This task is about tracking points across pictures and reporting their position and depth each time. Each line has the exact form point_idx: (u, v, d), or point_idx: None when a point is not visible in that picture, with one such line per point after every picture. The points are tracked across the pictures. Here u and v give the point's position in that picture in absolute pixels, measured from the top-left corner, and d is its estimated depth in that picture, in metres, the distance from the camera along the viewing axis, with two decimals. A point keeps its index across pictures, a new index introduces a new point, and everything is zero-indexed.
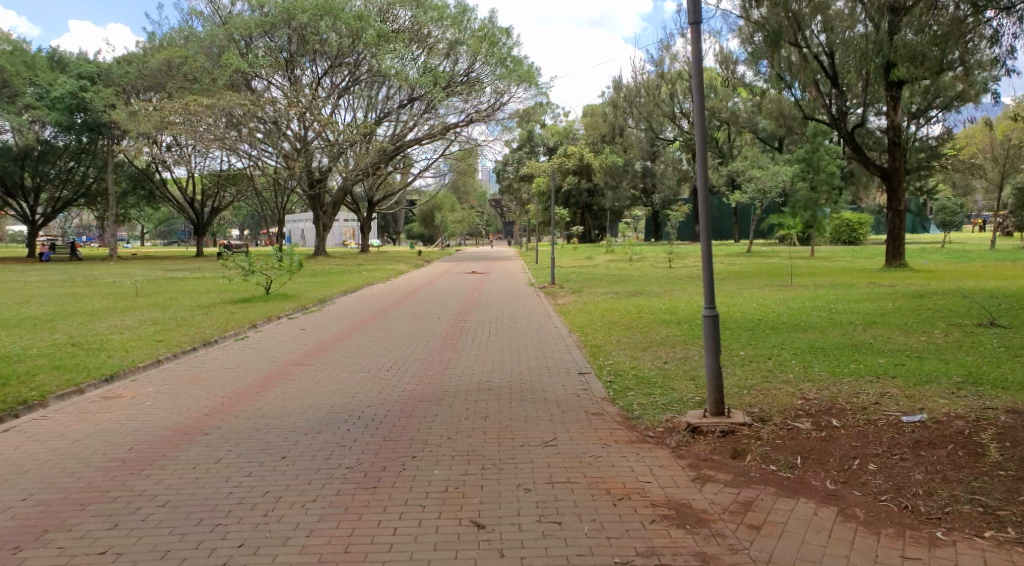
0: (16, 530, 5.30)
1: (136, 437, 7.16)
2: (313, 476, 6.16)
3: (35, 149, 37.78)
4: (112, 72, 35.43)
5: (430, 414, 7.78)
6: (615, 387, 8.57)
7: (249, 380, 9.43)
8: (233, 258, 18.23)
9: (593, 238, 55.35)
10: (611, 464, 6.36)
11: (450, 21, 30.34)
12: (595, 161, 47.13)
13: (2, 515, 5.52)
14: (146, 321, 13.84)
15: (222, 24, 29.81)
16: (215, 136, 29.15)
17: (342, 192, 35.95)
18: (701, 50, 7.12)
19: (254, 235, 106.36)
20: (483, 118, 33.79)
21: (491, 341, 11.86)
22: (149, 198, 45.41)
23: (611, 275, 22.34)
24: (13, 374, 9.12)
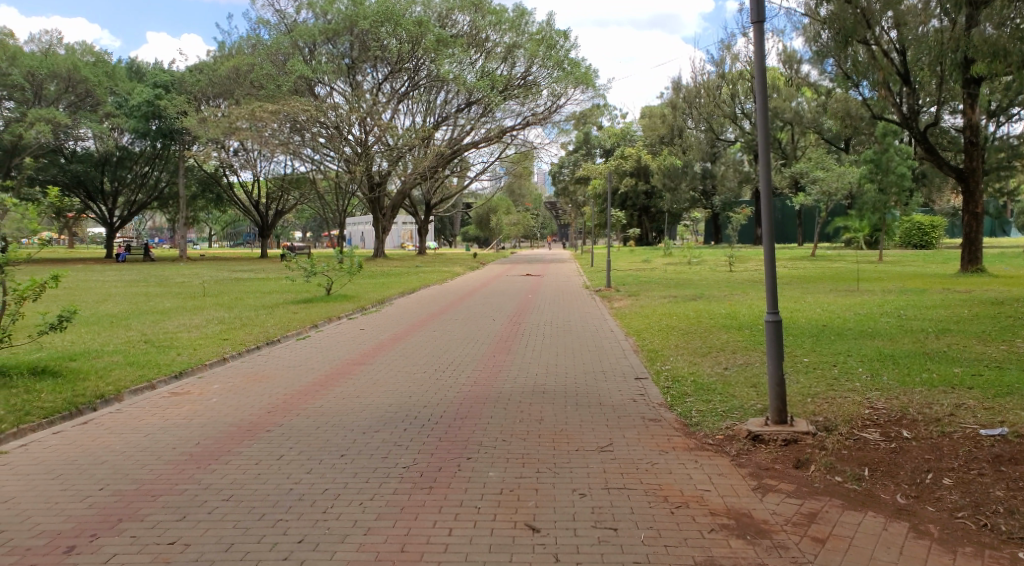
0: (93, 518, 5.46)
1: (202, 433, 7.31)
2: (370, 475, 6.19)
3: (114, 155, 39.43)
4: (185, 81, 36.60)
5: (486, 415, 7.77)
6: (673, 393, 8.42)
7: (311, 378, 9.56)
8: (296, 259, 18.58)
9: (651, 241, 54.94)
10: (669, 471, 6.23)
11: (508, 25, 30.60)
12: (653, 163, 46.68)
13: (80, 504, 5.68)
14: (214, 320, 14.19)
15: (288, 32, 30.68)
16: (280, 140, 29.79)
17: (400, 197, 36.24)
18: (765, 48, 6.93)
19: (315, 236, 108.70)
20: (539, 121, 33.66)
21: (546, 344, 11.79)
22: (217, 202, 46.74)
23: (670, 279, 22.04)
24: (91, 369, 9.44)
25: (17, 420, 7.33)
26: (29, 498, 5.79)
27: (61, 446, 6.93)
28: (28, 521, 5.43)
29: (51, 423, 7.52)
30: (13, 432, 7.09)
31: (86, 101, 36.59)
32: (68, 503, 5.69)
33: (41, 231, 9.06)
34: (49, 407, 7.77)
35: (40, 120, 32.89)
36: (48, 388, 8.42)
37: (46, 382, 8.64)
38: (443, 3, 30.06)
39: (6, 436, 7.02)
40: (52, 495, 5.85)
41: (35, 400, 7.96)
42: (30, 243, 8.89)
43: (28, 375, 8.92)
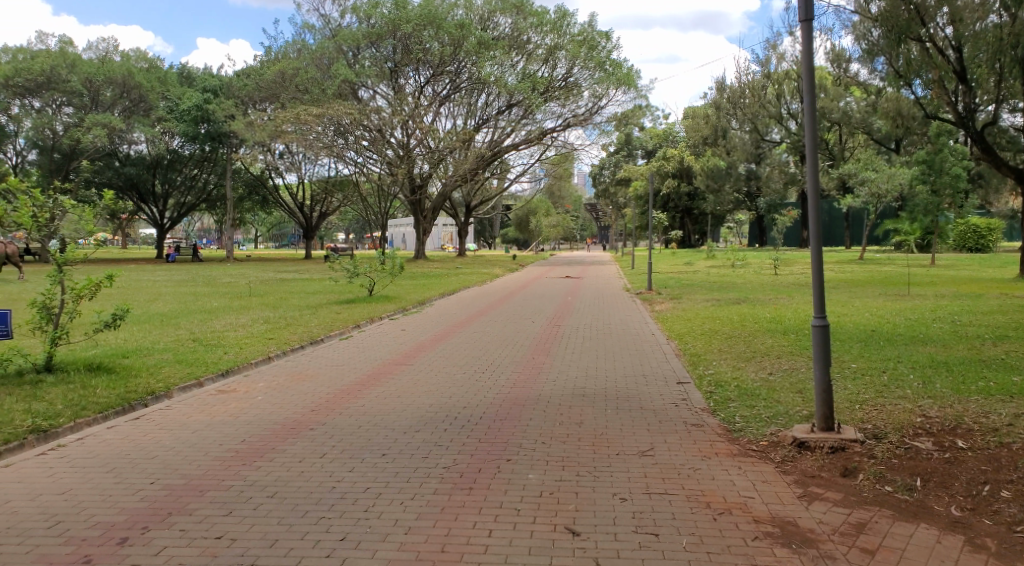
0: (145, 511, 5.56)
1: (247, 430, 7.40)
2: (411, 475, 6.20)
3: (165, 158, 40.46)
4: (232, 85, 37.23)
5: (526, 418, 7.74)
6: (715, 398, 8.30)
7: (353, 378, 9.64)
8: (339, 260, 18.77)
9: (693, 243, 54.42)
10: (711, 477, 6.13)
11: (549, 26, 30.50)
12: (695, 165, 46.20)
13: (132, 497, 5.79)
14: (260, 319, 14.39)
15: (333, 37, 31.22)
16: (324, 143, 30.11)
17: (441, 199, 36.38)
18: (813, 47, 6.79)
19: (358, 237, 109.98)
20: (580, 123, 33.63)
21: (587, 347, 11.72)
22: (263, 203, 47.49)
23: (713, 282, 21.80)
24: (142, 366, 9.64)
25: (72, 414, 7.51)
26: (85, 490, 5.92)
27: (114, 440, 7.08)
28: (82, 513, 5.54)
29: (105, 418, 7.70)
30: (70, 426, 7.27)
31: (140, 106, 37.73)
32: (120, 496, 5.81)
33: (97, 232, 9.31)
34: (103, 402, 7.95)
35: (96, 126, 34.14)
36: (102, 383, 8.62)
37: (100, 378, 8.85)
38: (484, 5, 30.17)
39: (62, 429, 7.20)
40: (105, 487, 5.98)
41: (90, 395, 8.15)
42: (87, 244, 9.09)
43: (83, 371, 9.15)
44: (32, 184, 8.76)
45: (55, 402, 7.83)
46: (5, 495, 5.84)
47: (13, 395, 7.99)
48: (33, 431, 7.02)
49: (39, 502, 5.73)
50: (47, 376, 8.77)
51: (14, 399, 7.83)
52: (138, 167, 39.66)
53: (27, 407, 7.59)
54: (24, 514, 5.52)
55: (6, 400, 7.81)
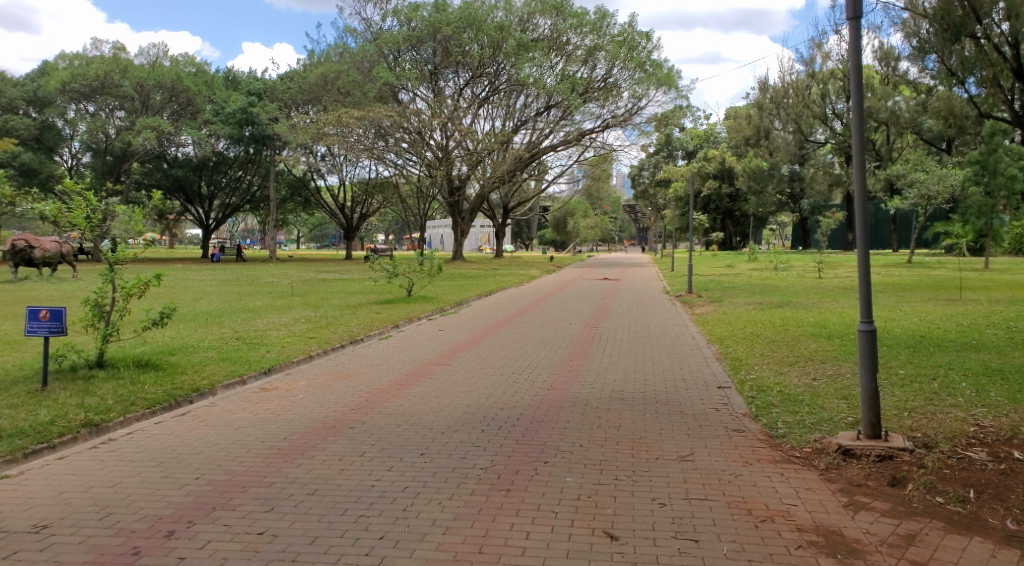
0: (190, 505, 5.62)
1: (289, 428, 7.46)
2: (449, 475, 6.19)
3: (210, 161, 40.76)
4: (276, 89, 37.46)
5: (563, 420, 7.69)
6: (758, 403, 8.14)
7: (392, 378, 9.68)
8: (378, 260, 18.89)
9: (734, 246, 53.80)
10: (753, 484, 6.00)
11: (589, 27, 30.36)
12: (737, 165, 45.63)
13: (178, 491, 5.87)
14: (302, 318, 14.54)
15: (374, 40, 31.45)
16: (365, 146, 30.31)
17: (479, 200, 36.42)
18: (860, 46, 6.63)
19: (397, 238, 110.85)
20: (620, 123, 33.22)
21: (624, 349, 11.61)
22: (305, 204, 48.03)
23: (755, 285, 21.48)
24: (188, 364, 9.80)
25: (122, 409, 7.65)
26: (133, 483, 6.02)
27: (162, 436, 7.20)
28: (131, 505, 5.63)
29: (154, 414, 7.82)
30: (120, 420, 7.41)
31: (187, 109, 38.60)
32: (167, 490, 5.89)
33: (146, 232, 9.47)
34: (151, 398, 8.09)
35: (146, 129, 34.96)
36: (150, 380, 8.77)
37: (148, 375, 9.02)
38: (524, 7, 30.19)
39: (113, 424, 7.35)
40: (153, 481, 6.07)
41: (139, 391, 8.30)
42: (136, 243, 9.24)
43: (133, 367, 9.33)
44: (85, 186, 8.98)
45: (106, 397, 7.99)
46: (58, 487, 5.95)
47: (67, 390, 8.17)
48: (85, 425, 7.17)
49: (90, 494, 5.84)
50: (98, 371, 8.96)
51: (67, 394, 8.01)
52: (185, 169, 40.38)
53: (80, 401, 7.75)
54: (76, 505, 5.62)
55: (59, 394, 7.99)
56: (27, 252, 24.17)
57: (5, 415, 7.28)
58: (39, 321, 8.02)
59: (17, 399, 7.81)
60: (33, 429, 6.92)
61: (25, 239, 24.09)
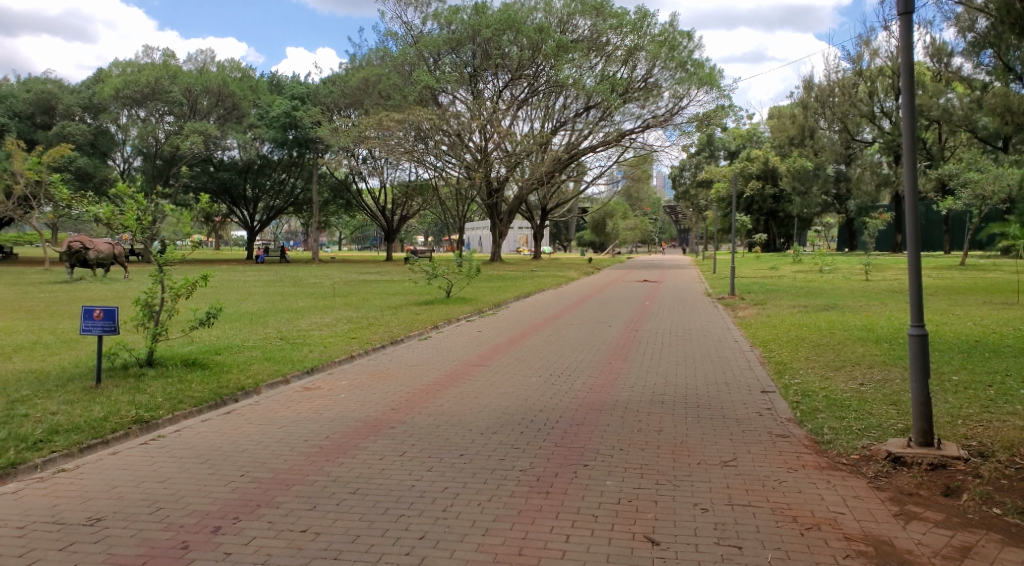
0: (235, 502, 5.67)
1: (331, 426, 7.50)
2: (488, 476, 6.15)
3: (255, 163, 41.39)
4: (319, 93, 37.99)
5: (603, 423, 7.60)
6: (802, 408, 7.96)
7: (432, 378, 9.69)
8: (418, 262, 18.98)
9: (778, 247, 53.00)
10: (798, 491, 5.86)
11: (630, 27, 30.03)
12: (781, 166, 44.89)
13: (224, 488, 5.93)
14: (344, 319, 14.66)
15: (414, 43, 31.65)
16: (405, 149, 30.48)
17: (518, 202, 36.37)
18: (912, 42, 6.43)
19: (436, 240, 111.53)
20: (660, 124, 32.79)
21: (665, 353, 11.44)
22: (346, 207, 48.42)
23: (799, 287, 21.07)
24: (234, 363, 9.92)
25: (171, 407, 7.77)
26: (181, 480, 6.09)
27: (209, 433, 7.28)
28: (179, 501, 5.69)
29: (200, 411, 7.93)
30: (169, 417, 7.52)
31: (233, 113, 39.32)
32: (214, 487, 5.94)
33: (194, 234, 9.61)
34: (198, 396, 8.20)
35: (194, 133, 35.70)
36: (198, 378, 8.90)
37: (196, 373, 9.15)
38: (564, 8, 30.11)
39: (162, 420, 7.46)
40: (201, 477, 6.14)
41: (186, 389, 8.43)
42: (185, 245, 9.39)
43: (181, 365, 9.47)
44: (136, 189, 9.16)
45: (155, 394, 8.12)
46: (110, 481, 6.05)
47: (119, 387, 8.33)
48: (136, 421, 7.29)
49: (141, 488, 5.91)
50: (149, 370, 9.12)
51: (120, 391, 8.16)
52: (231, 172, 41.03)
53: (131, 398, 7.89)
54: (128, 499, 5.71)
55: (112, 391, 8.14)
56: (82, 253, 24.83)
57: (61, 411, 7.43)
58: (92, 320, 8.18)
59: (72, 396, 7.98)
60: (87, 425, 7.05)
61: (80, 240, 24.72)
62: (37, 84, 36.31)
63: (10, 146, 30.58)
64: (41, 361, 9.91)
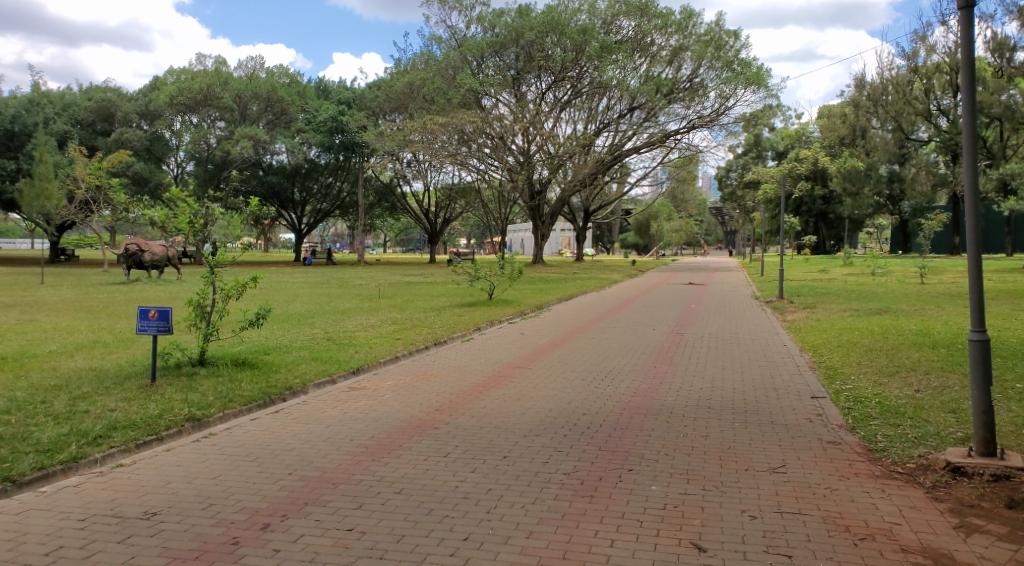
0: (284, 500, 5.69)
1: (375, 427, 7.52)
2: (532, 479, 6.09)
3: (303, 167, 41.88)
4: (366, 98, 38.44)
5: (648, 428, 7.46)
6: (855, 415, 7.73)
7: (475, 380, 9.65)
8: (462, 264, 19.02)
9: (828, 250, 51.85)
10: (850, 500, 5.67)
11: (675, 27, 30.15)
12: (831, 167, 43.33)
13: (273, 485, 5.96)
14: (389, 320, 14.76)
15: (458, 47, 31.81)
16: (448, 152, 30.49)
17: (561, 204, 36.24)
18: (972, 37, 6.18)
19: (478, 242, 111.87)
20: (706, 124, 32.29)
21: (711, 357, 11.22)
22: (391, 210, 48.72)
23: (851, 290, 20.56)
24: (283, 363, 10.02)
25: (221, 405, 7.86)
26: (232, 477, 6.14)
27: (258, 432, 7.34)
28: (230, 498, 5.73)
29: (250, 410, 8.02)
30: (220, 415, 7.62)
31: (282, 119, 40.35)
32: (263, 484, 5.98)
33: (244, 237, 9.74)
34: (248, 395, 8.30)
35: (244, 138, 36.67)
36: (247, 378, 9.00)
37: (246, 373, 9.25)
38: (608, 9, 29.91)
39: (214, 419, 7.55)
40: (251, 475, 6.19)
41: (237, 388, 8.53)
42: (235, 247, 9.50)
43: (231, 365, 9.60)
44: (189, 192, 9.33)
45: (207, 393, 8.23)
46: (164, 477, 6.13)
47: (173, 386, 8.47)
48: (188, 419, 7.39)
49: (194, 484, 5.98)
50: (201, 369, 9.26)
51: (173, 390, 8.29)
52: (279, 176, 41.60)
53: (184, 397, 8.00)
54: (181, 495, 5.77)
55: (166, 389, 8.28)
56: (138, 256, 25.45)
57: (118, 408, 7.58)
58: (148, 320, 8.32)
59: (129, 393, 8.14)
60: (142, 422, 7.17)
61: (136, 243, 25.32)
62: (98, 92, 37.49)
63: (72, 152, 31.54)
64: (99, 359, 10.14)
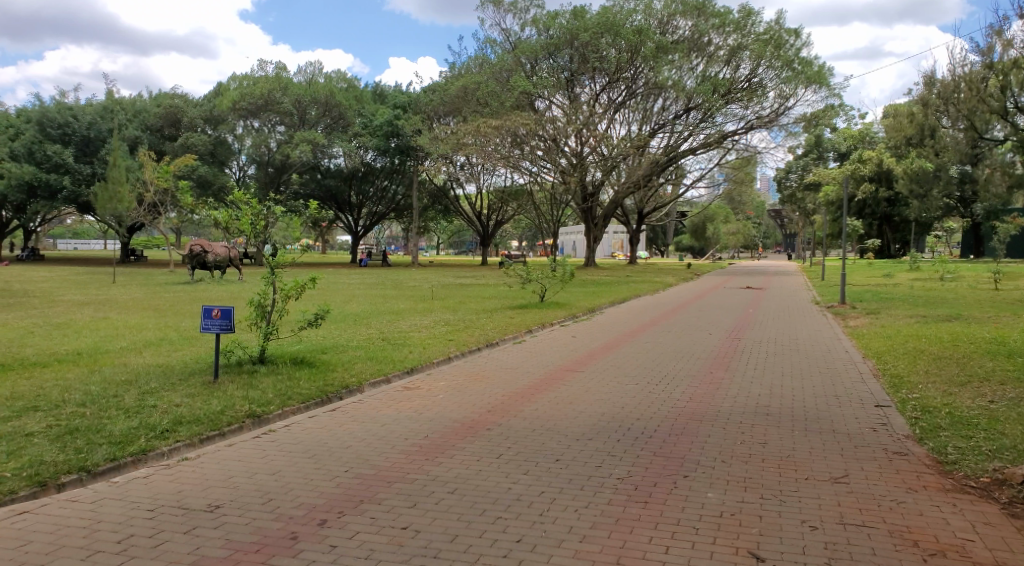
0: (340, 497, 5.73)
1: (429, 426, 7.52)
2: (585, 483, 6.00)
3: (359, 171, 42.45)
4: (420, 101, 38.49)
5: (704, 434, 7.31)
6: (923, 425, 7.45)
7: (527, 382, 9.60)
8: (513, 266, 18.98)
9: (892, 253, 50.31)
10: (918, 513, 5.44)
11: (732, 26, 29.62)
12: (896, 168, 41.90)
13: (330, 482, 6.01)
14: (442, 321, 14.89)
15: (512, 50, 31.81)
16: (501, 154, 30.41)
17: (614, 206, 36.01)
18: None
19: (530, 245, 112.01)
20: (765, 124, 31.73)
21: (769, 363, 10.95)
22: (445, 214, 49.04)
23: (918, 296, 19.91)
24: (339, 362, 10.12)
25: (280, 403, 7.98)
26: (291, 473, 6.21)
27: (315, 429, 7.42)
28: (289, 493, 5.79)
29: (307, 408, 8.12)
30: (279, 413, 7.73)
31: (339, 123, 40.81)
32: (320, 481, 6.04)
33: (303, 239, 9.88)
34: (305, 393, 8.39)
35: (303, 142, 37.37)
36: (305, 376, 9.13)
37: (304, 371, 9.39)
38: (664, 9, 29.99)
39: (273, 416, 7.66)
40: (308, 471, 6.25)
41: (295, 386, 8.64)
42: (294, 249, 9.63)
43: (290, 363, 9.74)
44: (252, 195, 9.52)
45: (267, 390, 8.37)
46: (227, 471, 6.23)
47: (234, 383, 8.63)
48: (249, 415, 7.51)
49: (254, 479, 6.07)
50: (260, 367, 9.40)
51: (235, 387, 8.45)
52: (336, 180, 42.30)
53: (245, 394, 8.14)
54: (242, 489, 5.85)
55: (228, 386, 8.45)
56: (201, 256, 26.16)
57: (183, 403, 7.75)
58: (211, 319, 8.49)
59: (193, 389, 8.32)
60: (206, 417, 7.32)
61: (200, 244, 25.99)
62: (167, 98, 38.72)
63: (141, 156, 32.55)
64: (166, 356, 10.42)
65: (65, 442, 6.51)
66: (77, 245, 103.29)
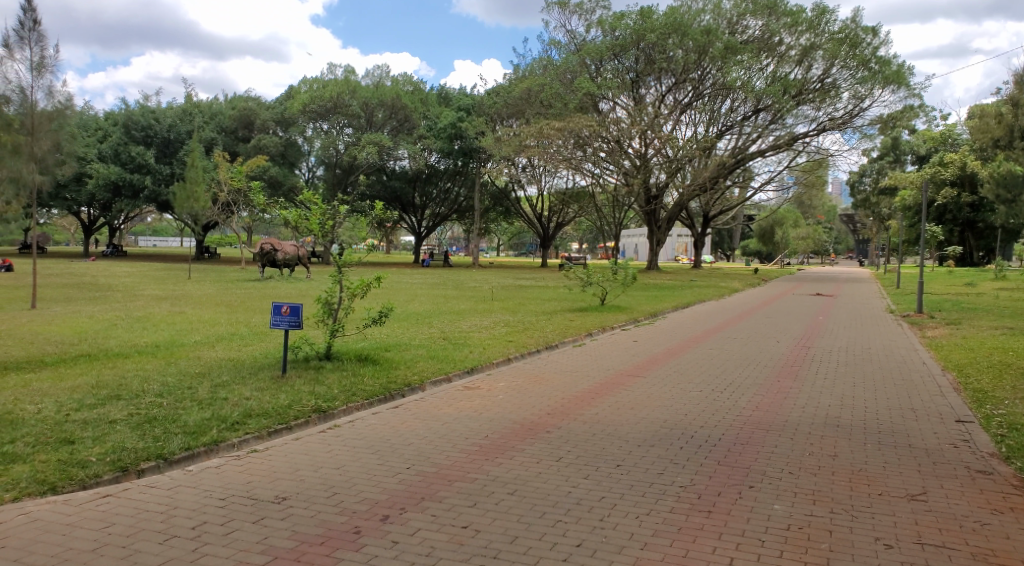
0: (402, 494, 5.70)
1: (490, 426, 7.46)
2: (646, 489, 5.85)
3: (423, 173, 42.79)
4: (483, 104, 38.43)
5: (771, 444, 7.05)
6: (1009, 443, 7.03)
7: (588, 386, 9.47)
8: (575, 269, 18.76)
9: (975, 261, 48.71)
10: (1005, 536, 5.13)
11: (805, 25, 28.74)
12: (979, 172, 40.04)
13: (392, 479, 5.99)
14: (502, 322, 14.83)
15: (578, 51, 31.49)
16: (564, 156, 30.18)
17: (678, 209, 35.42)
18: None
19: (592, 248, 111.19)
20: (838, 126, 30.86)
21: (841, 372, 10.54)
22: (506, 215, 49.01)
23: (1002, 306, 19.00)
24: (402, 360, 10.16)
25: (346, 398, 8.04)
26: (355, 468, 6.22)
27: (379, 426, 7.44)
28: (353, 487, 5.80)
29: (371, 405, 8.13)
30: (343, 409, 7.76)
31: (405, 125, 41.08)
32: (382, 477, 6.03)
33: (369, 239, 9.94)
34: (369, 390, 8.44)
35: (370, 144, 37.92)
36: (369, 372, 9.20)
37: (368, 368, 9.45)
38: (734, 8, 29.41)
39: (338, 411, 7.71)
40: (371, 467, 6.24)
41: (359, 382, 8.69)
42: (360, 249, 9.70)
43: (355, 360, 9.82)
44: (320, 195, 9.60)
45: (332, 386, 8.44)
46: (294, 464, 6.28)
47: (301, 378, 8.73)
48: (315, 410, 7.58)
49: (320, 473, 6.10)
50: (326, 363, 9.51)
51: (302, 382, 8.54)
52: (401, 181, 42.72)
53: (311, 389, 8.22)
54: (308, 482, 5.89)
55: (295, 381, 8.53)
56: (271, 254, 26.69)
57: (253, 396, 7.87)
58: (280, 315, 8.60)
59: (262, 383, 8.44)
60: (274, 411, 7.41)
61: (270, 243, 26.62)
62: (241, 102, 39.80)
63: (216, 157, 33.45)
64: (236, 350, 10.62)
65: (144, 430, 6.66)
66: (156, 241, 107.32)
